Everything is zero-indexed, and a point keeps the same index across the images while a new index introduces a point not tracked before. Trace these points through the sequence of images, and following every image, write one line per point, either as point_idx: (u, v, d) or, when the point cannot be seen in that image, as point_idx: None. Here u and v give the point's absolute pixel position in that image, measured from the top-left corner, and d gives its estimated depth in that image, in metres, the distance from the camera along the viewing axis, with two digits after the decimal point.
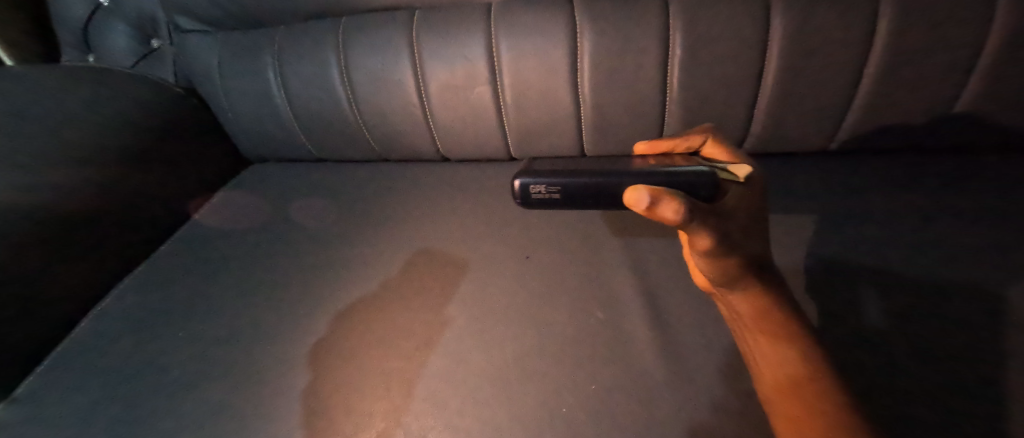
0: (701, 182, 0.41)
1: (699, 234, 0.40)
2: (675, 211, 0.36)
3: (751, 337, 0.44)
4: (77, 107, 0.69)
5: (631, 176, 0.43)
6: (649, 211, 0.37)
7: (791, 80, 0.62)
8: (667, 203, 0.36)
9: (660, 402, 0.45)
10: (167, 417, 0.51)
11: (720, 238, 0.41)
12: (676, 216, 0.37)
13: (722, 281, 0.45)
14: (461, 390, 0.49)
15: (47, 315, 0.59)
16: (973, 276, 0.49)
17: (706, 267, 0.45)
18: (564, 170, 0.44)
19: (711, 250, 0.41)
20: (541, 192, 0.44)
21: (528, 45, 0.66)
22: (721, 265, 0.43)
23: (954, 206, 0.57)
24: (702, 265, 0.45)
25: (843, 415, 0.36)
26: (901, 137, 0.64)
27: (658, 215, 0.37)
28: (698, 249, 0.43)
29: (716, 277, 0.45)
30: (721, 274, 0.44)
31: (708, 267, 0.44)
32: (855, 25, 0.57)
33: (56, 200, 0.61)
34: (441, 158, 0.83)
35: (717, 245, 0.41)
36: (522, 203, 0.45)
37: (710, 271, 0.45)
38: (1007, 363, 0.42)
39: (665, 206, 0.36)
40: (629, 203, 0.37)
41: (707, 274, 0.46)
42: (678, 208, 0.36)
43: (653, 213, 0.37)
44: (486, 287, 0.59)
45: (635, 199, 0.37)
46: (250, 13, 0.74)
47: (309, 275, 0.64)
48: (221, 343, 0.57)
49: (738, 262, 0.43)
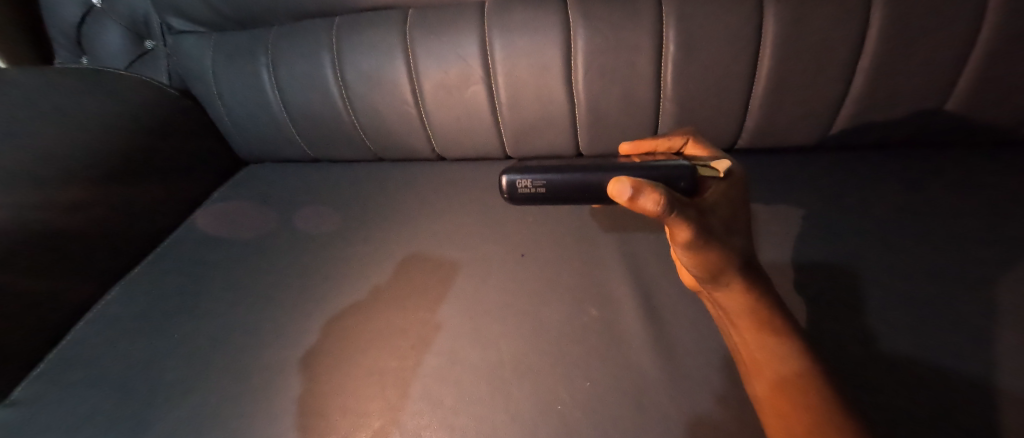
0: (682, 174, 0.41)
1: (678, 227, 0.39)
2: (656, 202, 0.36)
3: (738, 336, 0.42)
4: (78, 111, 0.71)
5: (615, 170, 0.42)
6: (631, 202, 0.37)
7: (786, 75, 0.61)
8: (647, 195, 0.36)
9: (655, 399, 0.44)
10: (163, 418, 0.49)
11: (701, 231, 0.39)
12: (657, 207, 0.36)
13: (706, 277, 0.43)
14: (457, 388, 0.48)
15: (45, 316, 0.59)
16: (969, 271, 0.49)
17: (689, 264, 0.43)
18: (550, 166, 0.44)
19: (692, 243, 0.40)
20: (528, 187, 0.43)
21: (522, 43, 0.65)
22: (705, 261, 0.42)
23: (950, 200, 0.56)
24: (685, 261, 0.43)
25: (831, 412, 0.35)
26: (898, 132, 0.63)
27: (639, 206, 0.36)
28: (679, 243, 0.41)
29: (700, 273, 0.43)
30: (704, 270, 0.42)
31: (691, 263, 0.43)
32: (850, 16, 0.56)
33: (54, 205, 0.62)
34: (436, 157, 0.82)
35: (700, 237, 0.40)
36: (509, 199, 0.44)
37: (694, 267, 0.43)
38: (1003, 357, 0.42)
39: (645, 197, 0.36)
40: (612, 194, 0.37)
41: (691, 270, 0.44)
42: (658, 199, 0.36)
43: (635, 205, 0.37)
44: (479, 286, 0.58)
45: (618, 190, 0.37)
46: (245, 15, 0.75)
47: (304, 275, 0.63)
48: (216, 343, 0.56)
49: (722, 257, 0.41)
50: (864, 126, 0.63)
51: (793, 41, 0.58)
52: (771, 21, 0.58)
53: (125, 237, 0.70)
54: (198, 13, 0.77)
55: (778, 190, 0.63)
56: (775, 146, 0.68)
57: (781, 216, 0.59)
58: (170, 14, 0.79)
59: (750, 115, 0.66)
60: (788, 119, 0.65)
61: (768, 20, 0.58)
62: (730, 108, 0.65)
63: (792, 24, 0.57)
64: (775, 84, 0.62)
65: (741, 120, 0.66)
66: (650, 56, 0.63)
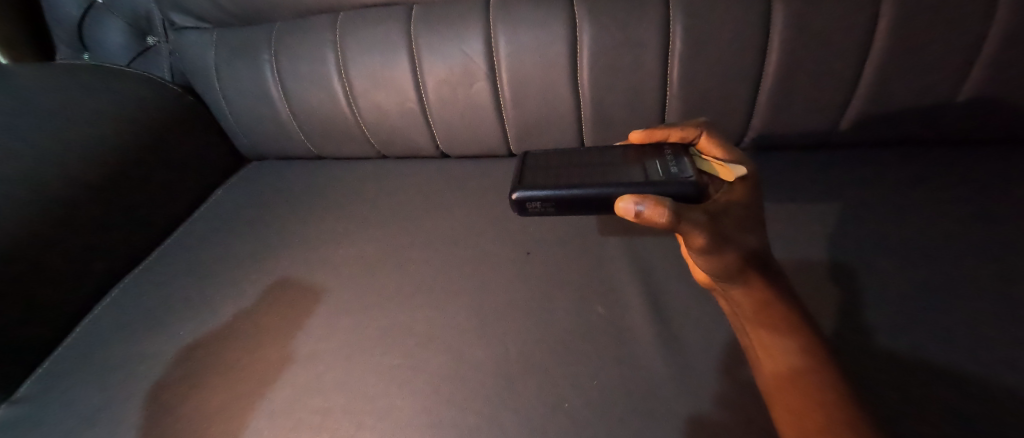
0: (682, 194, 0.46)
1: (689, 232, 0.40)
2: (661, 215, 0.39)
3: (752, 332, 0.42)
4: (83, 109, 0.71)
5: (617, 188, 0.47)
6: (638, 217, 0.40)
7: (791, 73, 0.61)
8: (651, 209, 0.39)
9: (660, 394, 0.44)
10: (167, 416, 0.49)
11: (711, 233, 0.40)
12: (663, 219, 0.39)
13: (722, 276, 0.43)
14: (463, 387, 0.47)
15: (49, 315, 0.58)
16: (976, 270, 0.48)
17: (703, 263, 0.43)
18: (556, 185, 0.49)
19: (704, 248, 0.41)
20: (537, 206, 0.50)
21: (527, 39, 0.64)
22: (718, 262, 0.42)
23: (956, 198, 0.56)
24: (699, 261, 0.44)
25: (845, 411, 0.35)
26: (901, 129, 0.63)
27: (645, 219, 0.40)
28: (693, 247, 0.42)
29: (714, 272, 0.43)
30: (719, 269, 0.42)
31: (706, 263, 0.43)
32: (857, 13, 0.55)
33: (60, 202, 0.62)
34: (441, 155, 0.82)
35: (711, 239, 0.40)
36: (520, 212, 0.51)
37: (708, 267, 0.43)
38: (1014, 355, 0.41)
39: (650, 210, 0.39)
40: (620, 212, 0.41)
41: (705, 269, 0.44)
42: (662, 212, 0.39)
43: (642, 219, 0.40)
44: (485, 284, 0.57)
45: (624, 208, 0.41)
46: (246, 11, 0.74)
47: (308, 273, 0.63)
48: (221, 340, 0.56)
49: (736, 256, 0.41)
50: (869, 122, 0.63)
51: (800, 36, 0.58)
52: (778, 18, 0.58)
53: (127, 235, 0.70)
54: (199, 9, 0.76)
55: (782, 189, 0.63)
56: (779, 143, 0.69)
57: (785, 215, 0.59)
58: (172, 10, 0.78)
59: (756, 111, 0.65)
60: (793, 115, 0.65)
61: (775, 17, 0.58)
62: (734, 105, 0.65)
63: (799, 19, 0.57)
64: (780, 80, 0.62)
65: (746, 118, 0.66)
66: (656, 54, 0.62)
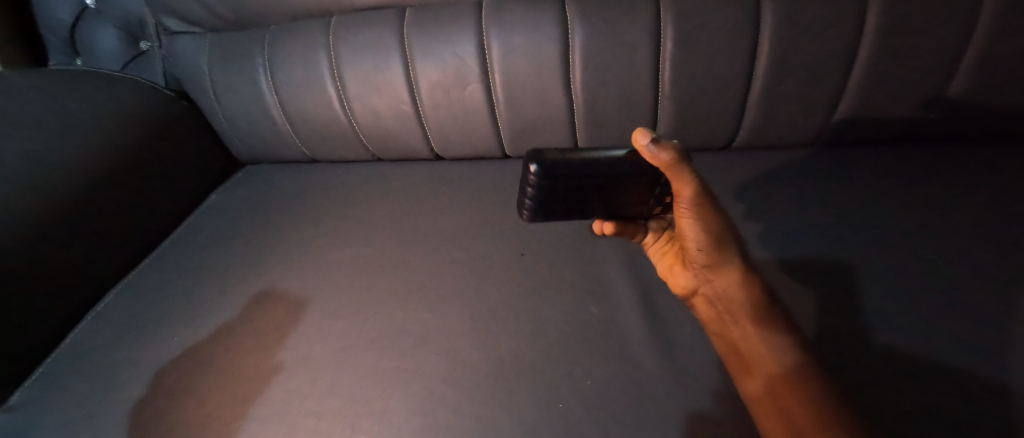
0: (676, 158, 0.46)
1: (684, 181, 0.44)
2: (667, 149, 0.43)
3: (737, 326, 0.44)
4: (80, 115, 0.71)
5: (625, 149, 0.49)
6: (649, 145, 0.43)
7: (780, 74, 0.62)
8: (662, 142, 0.43)
9: (654, 394, 0.44)
10: (161, 422, 0.49)
11: (704, 189, 0.44)
12: (667, 155, 0.43)
13: (712, 253, 0.46)
14: (458, 387, 0.47)
15: (47, 319, 0.59)
16: (967, 267, 0.49)
17: (690, 229, 0.46)
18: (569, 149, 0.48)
19: (698, 201, 0.44)
20: (557, 154, 0.45)
21: (518, 41, 0.65)
22: (710, 225, 0.45)
23: (944, 197, 0.58)
24: (686, 229, 0.46)
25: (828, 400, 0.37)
26: (890, 128, 0.65)
27: (655, 149, 0.43)
28: (683, 203, 0.45)
29: (701, 240, 0.46)
30: (705, 235, 0.45)
31: (695, 228, 0.45)
32: (844, 16, 0.57)
33: (58, 206, 0.62)
34: (435, 158, 0.82)
35: (705, 195, 0.44)
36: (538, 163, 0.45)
37: (694, 234, 0.46)
38: (1007, 350, 0.42)
39: (661, 141, 0.42)
40: (634, 137, 0.43)
41: (691, 241, 0.46)
42: (669, 149, 0.43)
43: (647, 149, 0.43)
44: (480, 286, 0.57)
45: (639, 137, 0.43)
46: (241, 16, 0.75)
47: (304, 276, 0.63)
48: (218, 343, 0.56)
49: (726, 229, 0.45)
50: (858, 121, 0.65)
51: (791, 38, 0.59)
52: (767, 20, 0.58)
53: (124, 236, 0.70)
54: (192, 14, 0.76)
55: (774, 190, 0.63)
56: (773, 142, 0.69)
57: (778, 214, 0.59)
58: (166, 15, 0.78)
59: (747, 112, 0.66)
60: (786, 115, 0.65)
61: (765, 19, 0.58)
62: (726, 105, 0.65)
63: (790, 20, 0.58)
64: (772, 80, 0.62)
65: (738, 118, 0.67)
66: (649, 56, 0.63)
